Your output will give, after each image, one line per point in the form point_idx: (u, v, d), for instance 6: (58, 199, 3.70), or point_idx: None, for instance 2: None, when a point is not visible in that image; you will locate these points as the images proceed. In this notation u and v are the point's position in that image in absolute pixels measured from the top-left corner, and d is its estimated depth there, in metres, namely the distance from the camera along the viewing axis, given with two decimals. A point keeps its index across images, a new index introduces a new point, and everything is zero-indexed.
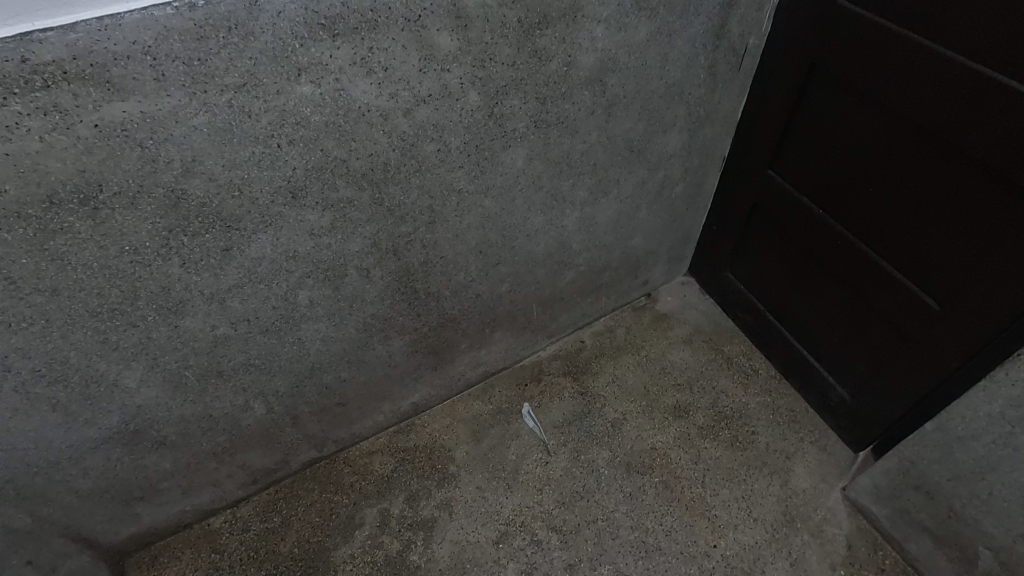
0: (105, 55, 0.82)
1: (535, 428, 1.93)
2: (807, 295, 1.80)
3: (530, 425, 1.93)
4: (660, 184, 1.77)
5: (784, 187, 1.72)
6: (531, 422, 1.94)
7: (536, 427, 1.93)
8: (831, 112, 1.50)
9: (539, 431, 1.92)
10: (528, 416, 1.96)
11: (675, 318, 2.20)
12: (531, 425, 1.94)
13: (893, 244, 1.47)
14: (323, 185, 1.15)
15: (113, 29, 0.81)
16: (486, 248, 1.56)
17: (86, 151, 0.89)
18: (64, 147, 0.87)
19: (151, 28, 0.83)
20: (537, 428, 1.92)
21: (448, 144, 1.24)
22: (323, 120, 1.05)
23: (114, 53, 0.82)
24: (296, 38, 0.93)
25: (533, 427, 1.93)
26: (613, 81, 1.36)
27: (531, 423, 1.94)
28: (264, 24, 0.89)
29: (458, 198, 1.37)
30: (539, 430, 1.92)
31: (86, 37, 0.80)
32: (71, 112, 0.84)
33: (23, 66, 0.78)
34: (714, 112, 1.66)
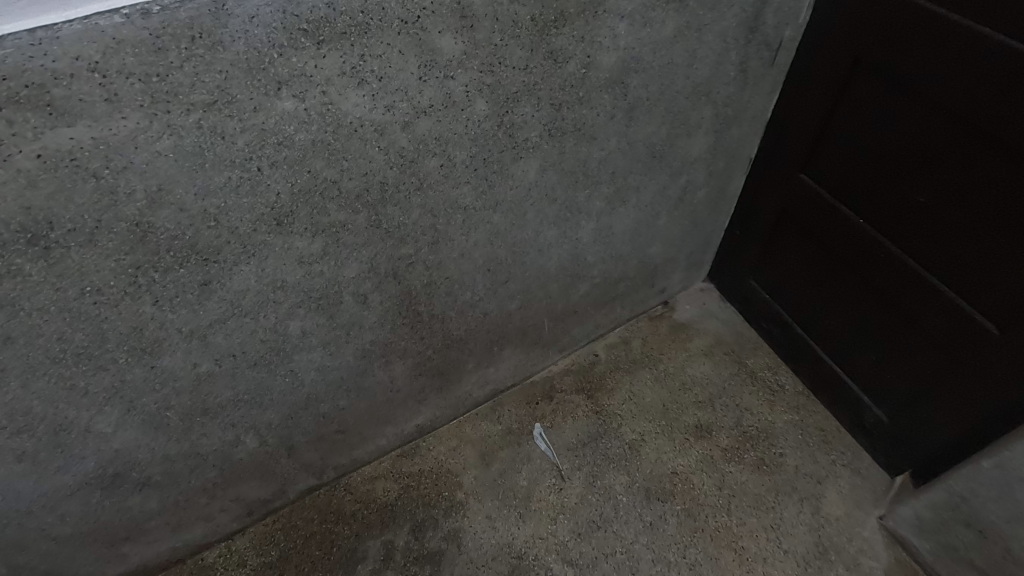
0: (42, 73, 0.68)
1: (549, 453, 1.81)
2: (840, 309, 1.66)
3: (544, 450, 1.82)
4: (682, 190, 1.63)
5: (817, 193, 1.57)
6: (544, 446, 1.83)
7: (550, 452, 1.81)
8: (875, 113, 1.35)
9: (554, 457, 1.80)
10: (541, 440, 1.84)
11: (694, 328, 2.07)
12: (545, 449, 1.82)
13: (945, 258, 1.33)
14: (312, 209, 1.01)
15: (49, 43, 0.67)
16: (495, 265, 1.43)
17: (29, 185, 0.75)
18: (2, 182, 0.73)
19: (97, 39, 0.69)
20: (552, 453, 1.81)
21: (453, 159, 1.10)
22: (311, 138, 0.91)
23: (54, 71, 0.68)
24: (274, 46, 0.79)
25: (546, 452, 1.81)
26: (636, 82, 1.22)
27: (545, 449, 1.82)
28: (234, 30, 0.75)
29: (464, 216, 1.23)
30: (553, 455, 1.81)
31: (17, 53, 0.66)
32: (6, 142, 0.71)
33: None
34: (742, 112, 1.52)
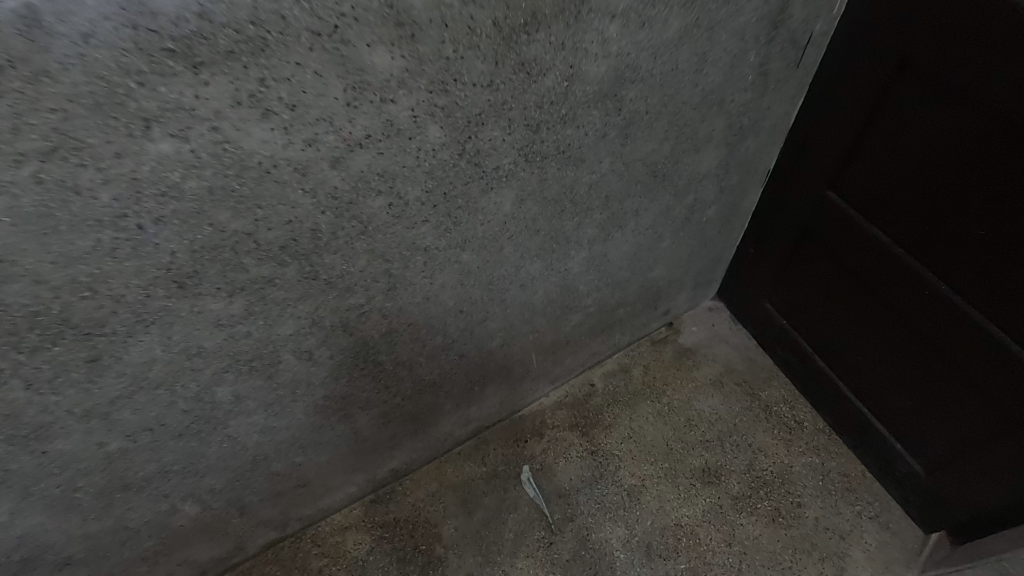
0: None
1: (540, 500, 1.63)
2: (869, 346, 1.45)
3: (534, 496, 1.63)
4: (688, 209, 1.41)
5: (847, 214, 1.35)
6: (535, 492, 1.64)
7: (541, 499, 1.63)
8: (921, 127, 1.12)
9: (546, 504, 1.62)
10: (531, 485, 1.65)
11: (702, 353, 1.87)
12: (535, 496, 1.63)
13: (1004, 303, 1.10)
14: (224, 266, 0.81)
15: None
16: (469, 306, 1.23)
17: None
18: None
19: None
20: (544, 501, 1.62)
21: (404, 196, 0.90)
22: (208, 185, 0.71)
23: None
24: (130, 72, 0.58)
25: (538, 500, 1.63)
26: (633, 94, 1.00)
27: (537, 496, 1.63)
28: (64, 53, 0.54)
29: (425, 257, 1.03)
30: (545, 502, 1.62)
31: None
32: None
33: None
34: (760, 121, 1.29)
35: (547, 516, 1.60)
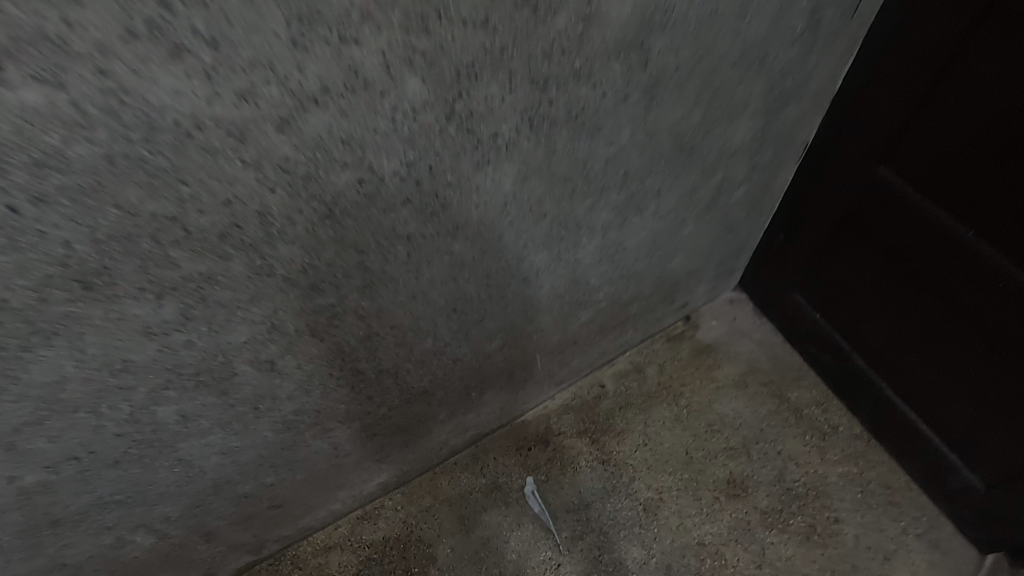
0: None
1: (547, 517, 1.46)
2: (922, 344, 1.27)
3: (541, 512, 1.46)
4: (715, 189, 1.23)
5: (905, 194, 1.16)
6: (540, 509, 1.47)
7: (548, 515, 1.46)
8: (1006, 88, 0.93)
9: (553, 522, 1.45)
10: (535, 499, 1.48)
11: (723, 350, 1.69)
12: (542, 513, 1.46)
13: None
14: (146, 261, 0.63)
15: None
16: (464, 303, 1.05)
17: None
18: None
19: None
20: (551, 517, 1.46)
21: (379, 171, 0.72)
22: (107, 152, 0.53)
23: None
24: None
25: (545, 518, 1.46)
26: (662, 45, 0.81)
27: (544, 514, 1.46)
28: None
29: (408, 247, 0.85)
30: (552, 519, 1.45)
31: None
32: None
33: None
34: (804, 85, 1.10)
35: (555, 536, 1.43)
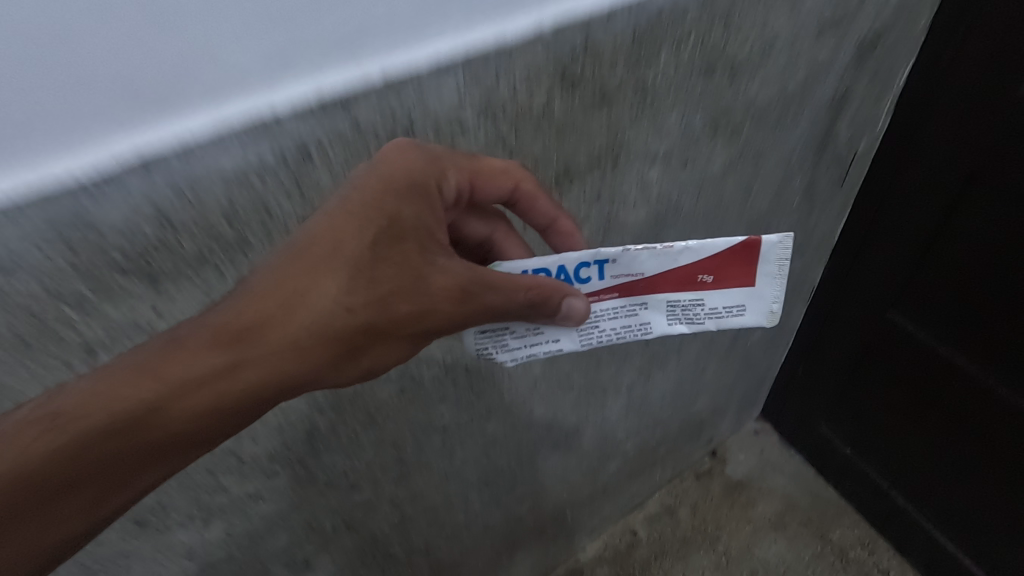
0: None
1: (592, 283, 0.57)
2: (952, 478, 1.25)
3: (598, 325, 0.59)
4: (733, 337, 1.24)
5: (919, 336, 1.16)
6: (585, 338, 0.60)
7: (611, 295, 0.58)
8: (994, 255, 0.97)
9: (618, 256, 0.55)
10: (521, 336, 0.59)
11: (756, 487, 1.63)
12: (613, 326, 0.60)
13: None
14: (199, 492, 0.65)
15: None
16: (495, 475, 1.04)
17: None
18: None
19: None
20: (602, 275, 0.56)
21: (419, 378, 0.75)
22: None
23: None
24: (57, 234, 0.40)
25: (644, 325, 0.60)
26: (675, 232, 0.85)
27: (610, 314, 0.59)
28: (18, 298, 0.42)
29: (444, 435, 0.86)
30: (631, 268, 0.56)
31: None
32: None
33: None
34: (808, 240, 1.14)
35: (721, 305, 0.59)
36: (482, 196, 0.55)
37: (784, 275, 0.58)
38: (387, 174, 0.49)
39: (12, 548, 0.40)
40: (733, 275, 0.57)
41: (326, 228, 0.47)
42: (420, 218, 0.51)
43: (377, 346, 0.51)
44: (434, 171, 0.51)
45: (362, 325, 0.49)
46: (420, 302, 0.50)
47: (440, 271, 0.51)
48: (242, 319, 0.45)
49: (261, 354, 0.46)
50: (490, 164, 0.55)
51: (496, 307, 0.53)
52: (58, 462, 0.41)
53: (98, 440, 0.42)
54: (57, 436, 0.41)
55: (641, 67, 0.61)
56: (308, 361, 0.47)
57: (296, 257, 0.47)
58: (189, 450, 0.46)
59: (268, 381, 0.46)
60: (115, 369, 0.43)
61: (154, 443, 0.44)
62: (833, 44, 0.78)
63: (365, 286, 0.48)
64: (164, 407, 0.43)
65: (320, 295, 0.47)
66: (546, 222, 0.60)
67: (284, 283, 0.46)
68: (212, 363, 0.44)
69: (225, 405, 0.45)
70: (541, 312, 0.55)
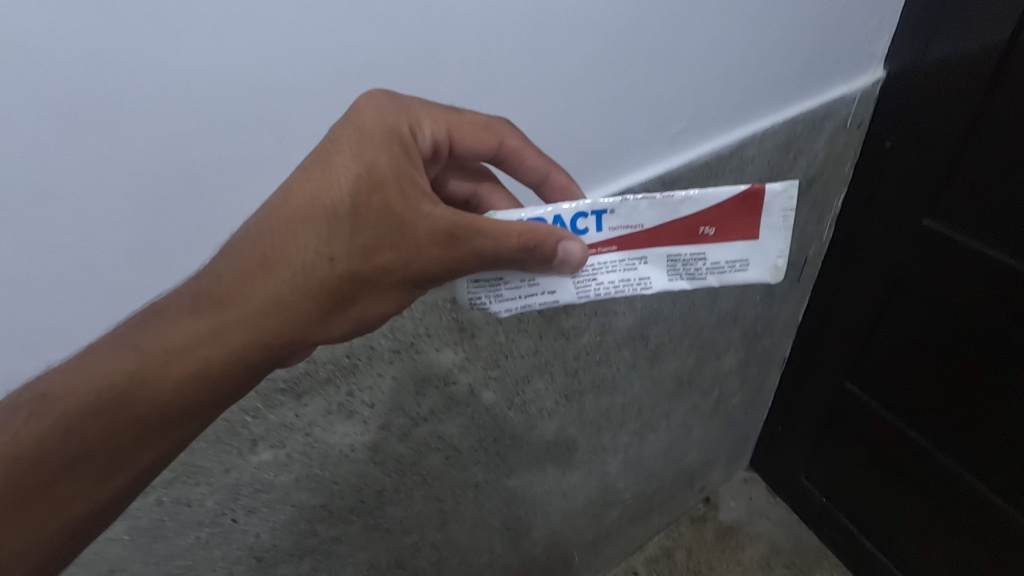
0: None
1: (591, 235, 0.63)
2: (904, 521, 1.46)
3: (595, 278, 0.65)
4: (715, 402, 1.46)
5: (866, 402, 1.38)
6: (582, 291, 0.66)
7: (611, 249, 0.64)
8: (913, 339, 1.21)
9: (618, 207, 0.63)
10: (516, 287, 0.66)
11: (745, 532, 1.81)
12: (612, 278, 0.66)
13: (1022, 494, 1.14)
14: (298, 537, 0.87)
15: None
16: (514, 521, 1.25)
17: None
18: None
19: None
20: (601, 227, 0.63)
21: (459, 447, 0.98)
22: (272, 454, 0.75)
23: None
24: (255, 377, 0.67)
25: (641, 277, 0.66)
26: (657, 328, 1.10)
27: (609, 266, 0.65)
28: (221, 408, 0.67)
29: (476, 490, 1.09)
30: (631, 220, 0.63)
31: None
32: None
33: None
34: (773, 323, 1.38)
35: (723, 260, 0.66)
36: (467, 148, 0.62)
37: (787, 229, 0.65)
38: (363, 128, 0.56)
39: (64, 494, 0.55)
40: (738, 228, 0.64)
41: (303, 189, 0.55)
42: (398, 164, 0.58)
43: (362, 294, 0.59)
44: (407, 120, 0.57)
45: (343, 273, 0.57)
46: (405, 244, 0.57)
47: (423, 218, 0.57)
48: (218, 292, 0.55)
49: (241, 313, 0.56)
50: (471, 120, 0.62)
51: (488, 253, 0.59)
52: (87, 417, 0.54)
53: (109, 403, 0.54)
54: (81, 397, 0.53)
55: None
56: (297, 310, 0.57)
57: (280, 215, 0.55)
58: (194, 407, 0.57)
59: (256, 336, 0.56)
60: (127, 336, 0.54)
61: (160, 397, 0.55)
62: None
63: (345, 236, 0.56)
64: (167, 367, 0.55)
65: (303, 251, 0.56)
66: (538, 178, 0.67)
67: (264, 245, 0.55)
68: (195, 331, 0.55)
69: (213, 363, 0.56)
70: (536, 257, 0.60)
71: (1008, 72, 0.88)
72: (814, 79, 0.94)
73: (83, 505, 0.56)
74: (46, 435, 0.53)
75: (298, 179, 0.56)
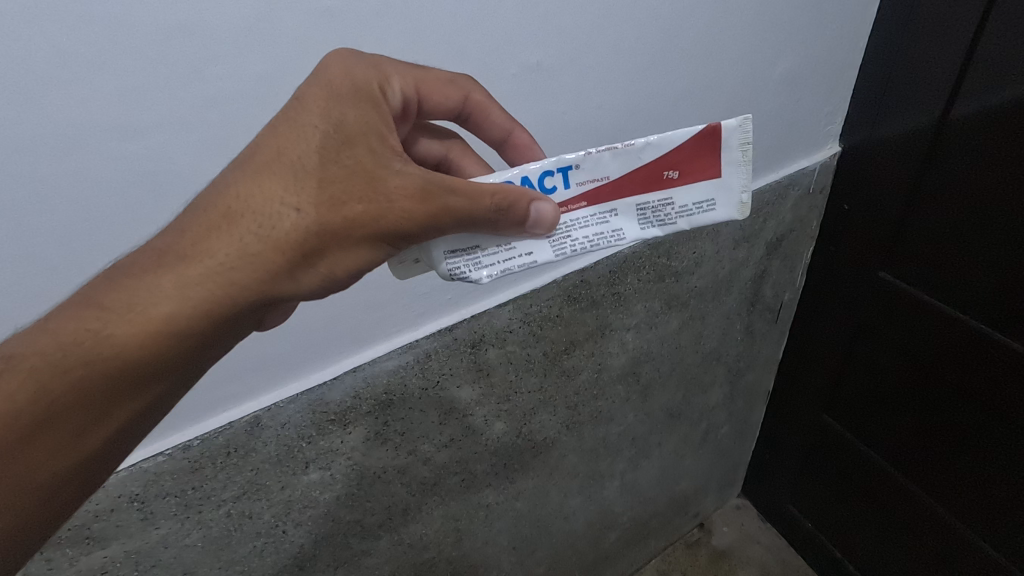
0: (114, 503, 0.73)
1: (559, 192, 0.62)
2: (878, 543, 1.58)
3: (569, 235, 0.63)
4: (704, 432, 1.60)
5: (840, 432, 1.52)
6: (558, 248, 0.62)
7: (580, 206, 0.63)
8: (875, 375, 1.36)
9: (580, 161, 0.62)
10: (494, 252, 0.62)
11: (738, 557, 1.92)
12: (585, 235, 0.63)
13: (972, 513, 1.28)
14: (335, 548, 1.00)
15: (133, 481, 0.73)
16: (521, 541, 1.37)
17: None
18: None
19: (121, 471, 0.71)
20: (567, 184, 0.62)
21: (474, 471, 1.11)
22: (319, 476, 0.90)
23: (115, 499, 0.73)
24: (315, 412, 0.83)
25: (612, 229, 0.64)
26: (648, 366, 1.25)
27: (580, 223, 0.63)
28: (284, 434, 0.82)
29: (487, 510, 1.22)
30: (595, 172, 0.62)
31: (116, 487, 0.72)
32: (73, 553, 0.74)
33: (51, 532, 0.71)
34: (755, 360, 1.52)
35: (689, 202, 0.63)
36: (436, 104, 0.63)
37: (748, 162, 0.62)
38: (331, 81, 0.55)
39: (29, 463, 0.51)
40: (702, 167, 0.62)
41: (273, 142, 0.54)
42: (367, 119, 0.56)
43: (334, 248, 0.55)
44: (377, 76, 0.57)
45: (314, 225, 0.54)
46: (374, 199, 0.54)
47: (393, 174, 0.55)
48: (186, 244, 0.53)
49: (207, 264, 0.53)
50: (438, 77, 0.63)
51: (457, 211, 0.56)
52: (56, 377, 0.51)
53: (72, 362, 0.51)
54: (50, 356, 0.50)
55: (616, 284, 1.04)
56: (263, 264, 0.54)
57: (248, 168, 0.54)
58: (160, 365, 0.54)
59: (222, 293, 0.53)
60: (91, 295, 0.52)
61: (122, 354, 0.52)
62: (745, 248, 1.20)
63: (309, 188, 0.54)
64: (130, 321, 0.51)
65: (270, 201, 0.53)
66: (502, 134, 0.69)
67: (232, 196, 0.53)
68: (161, 282, 0.52)
69: (184, 320, 0.53)
70: (511, 219, 0.58)
71: (941, 152, 1.05)
72: (776, 156, 1.11)
73: (57, 472, 0.52)
74: (12, 397, 0.49)
75: (267, 134, 0.55)
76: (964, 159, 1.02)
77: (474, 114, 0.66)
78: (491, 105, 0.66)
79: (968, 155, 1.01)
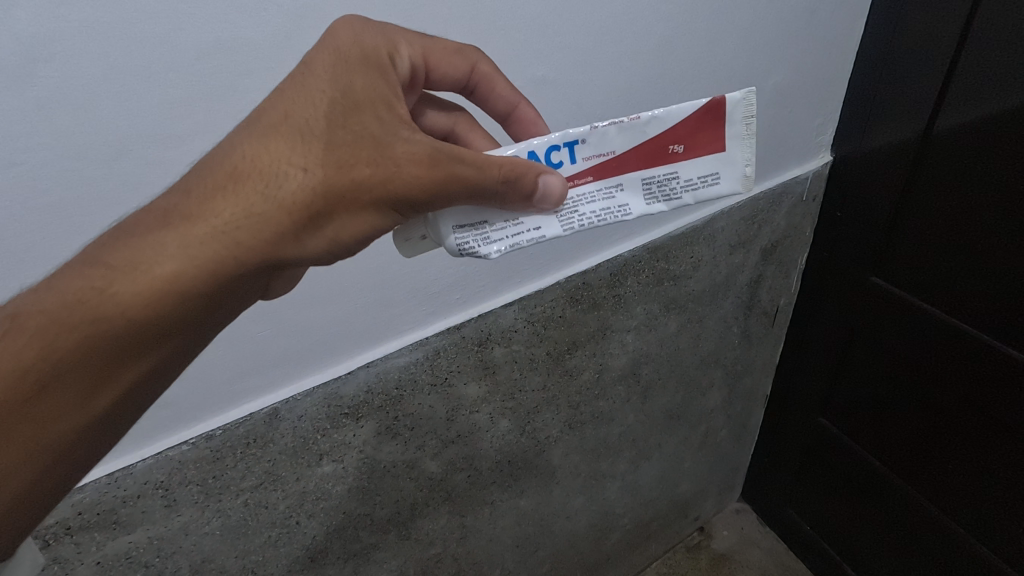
0: (142, 488, 0.77)
1: (566, 166, 0.66)
2: (874, 544, 1.61)
3: (577, 210, 0.67)
4: (703, 435, 1.63)
5: (836, 434, 1.56)
6: (569, 223, 0.67)
7: (586, 180, 0.67)
8: (868, 375, 1.40)
9: (586, 137, 0.66)
10: (503, 227, 0.66)
11: (737, 561, 1.94)
12: (593, 210, 0.67)
13: (962, 510, 1.32)
14: (345, 540, 1.04)
15: (159, 468, 0.77)
16: (524, 539, 1.41)
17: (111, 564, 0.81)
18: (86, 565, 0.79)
19: (149, 459, 0.76)
20: (574, 160, 0.66)
21: (479, 467, 1.15)
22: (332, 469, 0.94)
23: (144, 484, 0.77)
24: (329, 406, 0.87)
25: (621, 204, 0.68)
26: (648, 368, 1.29)
27: (588, 198, 0.67)
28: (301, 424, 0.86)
29: (491, 507, 1.25)
30: (601, 148, 0.66)
31: (143, 471, 0.76)
32: (101, 537, 0.78)
33: (81, 514, 0.74)
34: (752, 365, 1.56)
35: (694, 176, 0.68)
36: (444, 73, 0.66)
37: (750, 136, 0.67)
38: (341, 50, 0.58)
39: (35, 425, 0.50)
40: (706, 141, 0.67)
41: (283, 106, 0.56)
42: (375, 84, 0.57)
43: (340, 211, 0.56)
44: (386, 47, 0.60)
45: (320, 184, 0.55)
46: (380, 162, 0.56)
47: (401, 140, 0.57)
48: (194, 202, 0.53)
49: (214, 222, 0.53)
50: (444, 47, 0.66)
51: (463, 178, 0.58)
52: (59, 334, 0.50)
53: (76, 320, 0.50)
54: (54, 316, 0.50)
55: (616, 286, 1.08)
56: (269, 222, 0.54)
57: (256, 129, 0.55)
58: (167, 329, 0.54)
59: (228, 250, 0.54)
60: (98, 256, 0.52)
61: (126, 314, 0.51)
62: (741, 254, 1.25)
63: (316, 149, 0.55)
64: (137, 282, 0.51)
65: (278, 161, 0.55)
66: (508, 109, 0.72)
67: (240, 156, 0.54)
68: (169, 240, 0.52)
69: (189, 278, 0.53)
70: (517, 192, 0.61)
71: (926, 160, 1.10)
72: (769, 165, 1.16)
73: (62, 435, 0.52)
74: (19, 357, 0.49)
75: (277, 99, 0.56)
76: (947, 163, 1.06)
77: (481, 85, 0.69)
78: (496, 74, 0.70)
79: (949, 159, 1.06)
